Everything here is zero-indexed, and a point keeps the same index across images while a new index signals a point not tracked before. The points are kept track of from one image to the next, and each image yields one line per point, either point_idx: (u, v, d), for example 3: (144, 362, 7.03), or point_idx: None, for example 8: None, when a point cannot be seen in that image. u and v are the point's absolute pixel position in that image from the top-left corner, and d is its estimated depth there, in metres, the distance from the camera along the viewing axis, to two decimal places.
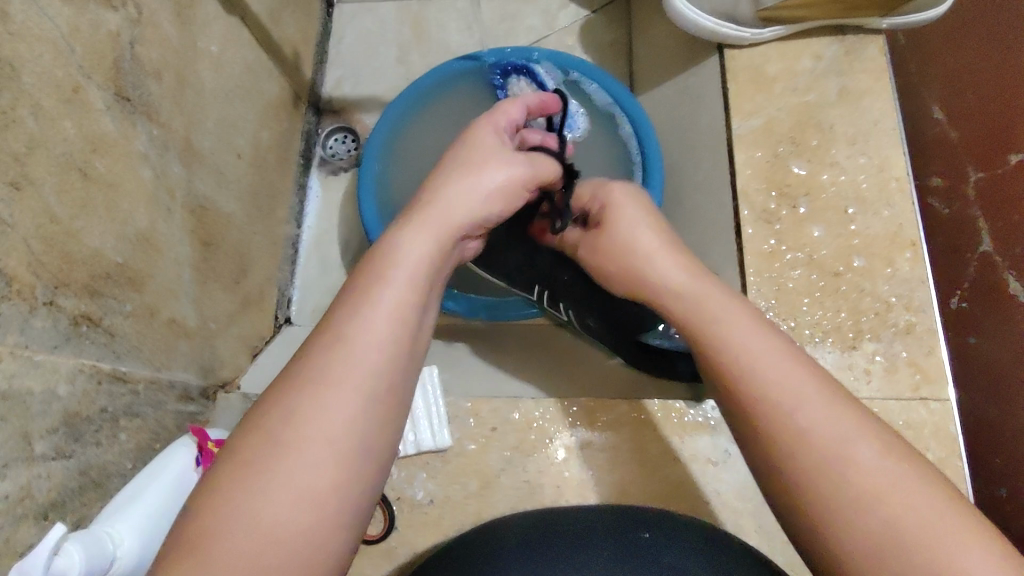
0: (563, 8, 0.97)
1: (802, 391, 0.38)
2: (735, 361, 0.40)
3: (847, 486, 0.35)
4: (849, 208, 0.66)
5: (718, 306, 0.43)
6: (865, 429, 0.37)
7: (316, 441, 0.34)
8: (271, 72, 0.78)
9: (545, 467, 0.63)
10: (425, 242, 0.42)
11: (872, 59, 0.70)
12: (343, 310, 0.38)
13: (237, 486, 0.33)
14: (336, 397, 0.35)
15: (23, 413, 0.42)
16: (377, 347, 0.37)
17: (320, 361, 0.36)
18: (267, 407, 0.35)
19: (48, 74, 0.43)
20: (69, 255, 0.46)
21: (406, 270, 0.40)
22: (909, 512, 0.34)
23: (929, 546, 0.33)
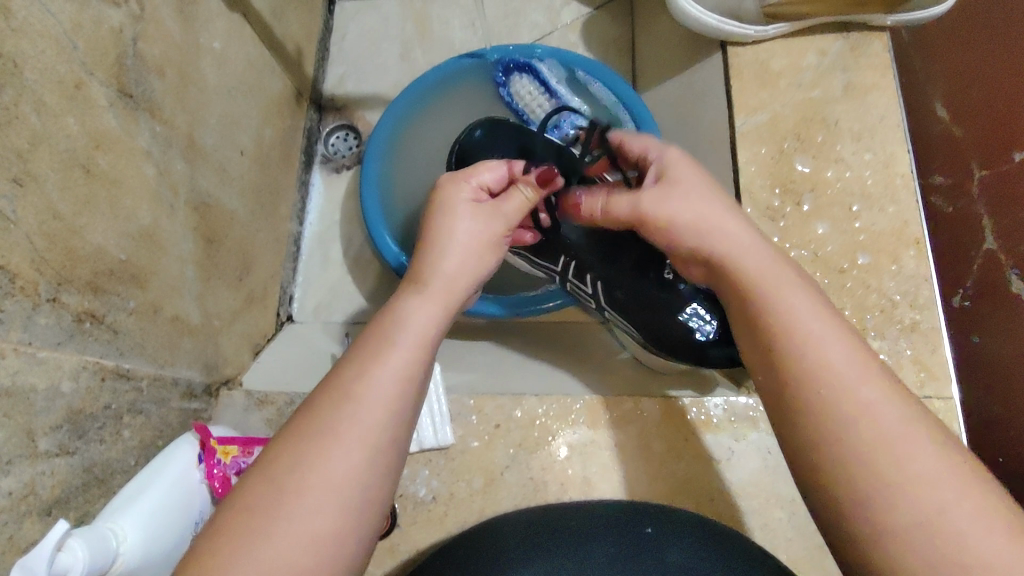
0: (566, 5, 0.97)
1: (865, 385, 0.39)
2: (795, 341, 0.41)
3: (902, 473, 0.36)
4: (854, 205, 0.66)
5: (783, 283, 0.44)
6: (916, 420, 0.38)
7: (326, 486, 0.37)
8: (273, 68, 0.78)
9: (548, 464, 0.63)
10: (428, 308, 0.45)
11: (877, 55, 0.69)
12: (355, 368, 0.41)
13: (252, 521, 0.35)
14: (346, 448, 0.38)
15: (27, 410, 0.42)
16: (383, 405, 0.40)
17: (337, 411, 0.39)
18: (279, 454, 0.38)
19: (50, 70, 0.43)
20: (73, 251, 0.46)
21: (411, 335, 0.43)
22: (954, 504, 0.35)
23: (966, 536, 0.35)
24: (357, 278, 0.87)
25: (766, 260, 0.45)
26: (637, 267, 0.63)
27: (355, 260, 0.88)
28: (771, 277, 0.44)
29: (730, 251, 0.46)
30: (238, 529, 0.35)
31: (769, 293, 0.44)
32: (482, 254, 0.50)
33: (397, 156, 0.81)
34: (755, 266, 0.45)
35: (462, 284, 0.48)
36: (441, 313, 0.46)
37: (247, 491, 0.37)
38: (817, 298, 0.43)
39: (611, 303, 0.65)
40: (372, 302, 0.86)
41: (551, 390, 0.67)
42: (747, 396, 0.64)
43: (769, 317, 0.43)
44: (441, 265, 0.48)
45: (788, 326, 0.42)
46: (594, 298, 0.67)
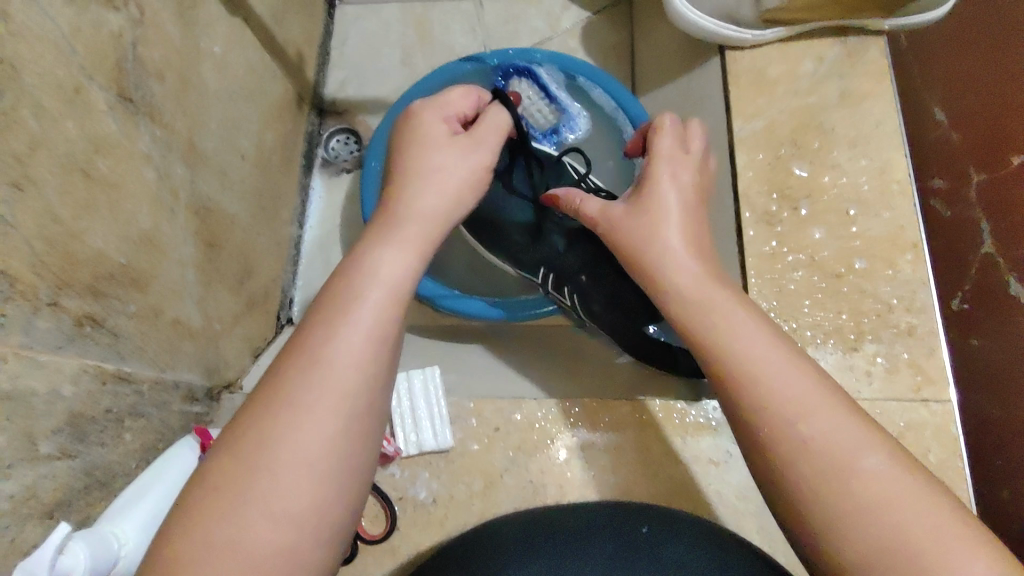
0: (565, 11, 0.98)
1: (818, 401, 0.40)
2: (742, 374, 0.41)
3: (855, 497, 0.37)
4: (851, 209, 0.66)
5: (726, 315, 0.44)
6: (872, 440, 0.38)
7: (296, 461, 0.36)
8: (274, 73, 0.78)
9: (547, 467, 0.63)
10: (396, 252, 0.44)
11: (874, 61, 0.70)
12: (324, 327, 0.39)
13: (218, 509, 0.34)
14: (316, 416, 0.37)
15: (27, 413, 0.42)
16: (354, 365, 0.38)
17: (303, 377, 0.38)
18: (246, 427, 0.37)
19: (49, 75, 0.44)
20: (72, 255, 0.46)
21: (379, 285, 0.41)
22: (914, 519, 0.36)
23: (926, 556, 0.35)
24: None
25: (709, 294, 0.45)
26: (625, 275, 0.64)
27: None
28: (713, 310, 0.44)
29: (677, 287, 0.47)
30: (207, 514, 0.34)
31: (712, 328, 0.44)
32: (458, 189, 0.49)
33: None
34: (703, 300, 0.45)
35: (436, 218, 0.47)
36: (413, 256, 0.44)
37: (216, 473, 0.36)
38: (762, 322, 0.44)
39: (586, 313, 0.67)
40: None
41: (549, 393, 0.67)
42: None
43: (718, 342, 0.43)
44: (413, 201, 0.47)
45: (731, 357, 0.42)
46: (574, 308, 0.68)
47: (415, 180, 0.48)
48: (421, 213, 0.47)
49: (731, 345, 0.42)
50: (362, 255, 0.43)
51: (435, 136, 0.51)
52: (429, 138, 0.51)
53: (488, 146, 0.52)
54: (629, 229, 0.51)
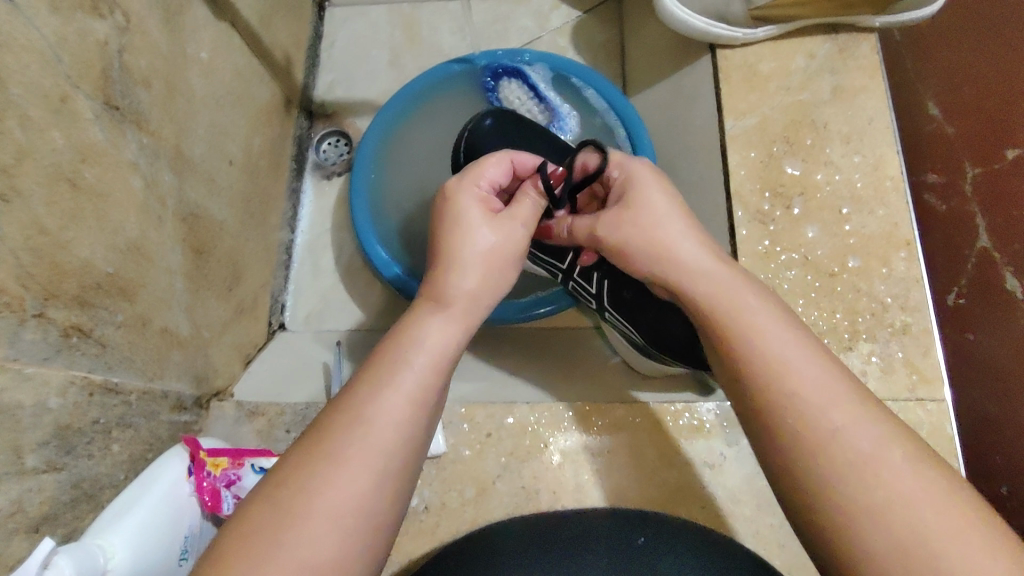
0: (555, 9, 0.97)
1: (828, 394, 0.39)
2: (768, 373, 0.41)
3: (888, 493, 0.36)
4: (844, 208, 0.66)
5: (744, 288, 0.44)
6: (885, 437, 0.38)
7: (328, 514, 0.36)
8: (262, 76, 0.77)
9: (541, 473, 0.63)
10: (444, 329, 0.43)
11: (865, 57, 0.69)
12: (368, 388, 0.40)
13: (244, 556, 0.35)
14: (356, 472, 0.37)
15: (14, 427, 0.41)
16: (395, 427, 0.39)
17: (346, 433, 0.38)
18: (280, 479, 0.37)
19: (35, 84, 0.43)
20: (58, 266, 0.45)
21: (426, 360, 0.42)
22: (933, 519, 0.35)
23: (944, 553, 0.34)
24: (349, 286, 0.87)
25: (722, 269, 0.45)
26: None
27: (346, 268, 0.87)
28: (743, 309, 0.43)
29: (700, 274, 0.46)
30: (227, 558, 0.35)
31: (733, 307, 0.44)
32: (500, 267, 0.47)
33: (388, 163, 0.81)
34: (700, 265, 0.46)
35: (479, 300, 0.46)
36: (458, 330, 0.44)
37: (247, 516, 0.36)
38: (782, 317, 0.43)
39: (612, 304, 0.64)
40: (366, 310, 0.85)
41: (543, 396, 0.67)
42: None
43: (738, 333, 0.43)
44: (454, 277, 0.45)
45: (767, 345, 0.41)
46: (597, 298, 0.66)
47: (460, 254, 0.46)
48: (468, 291, 0.45)
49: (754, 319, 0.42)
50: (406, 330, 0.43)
51: (482, 199, 0.49)
52: (474, 200, 0.49)
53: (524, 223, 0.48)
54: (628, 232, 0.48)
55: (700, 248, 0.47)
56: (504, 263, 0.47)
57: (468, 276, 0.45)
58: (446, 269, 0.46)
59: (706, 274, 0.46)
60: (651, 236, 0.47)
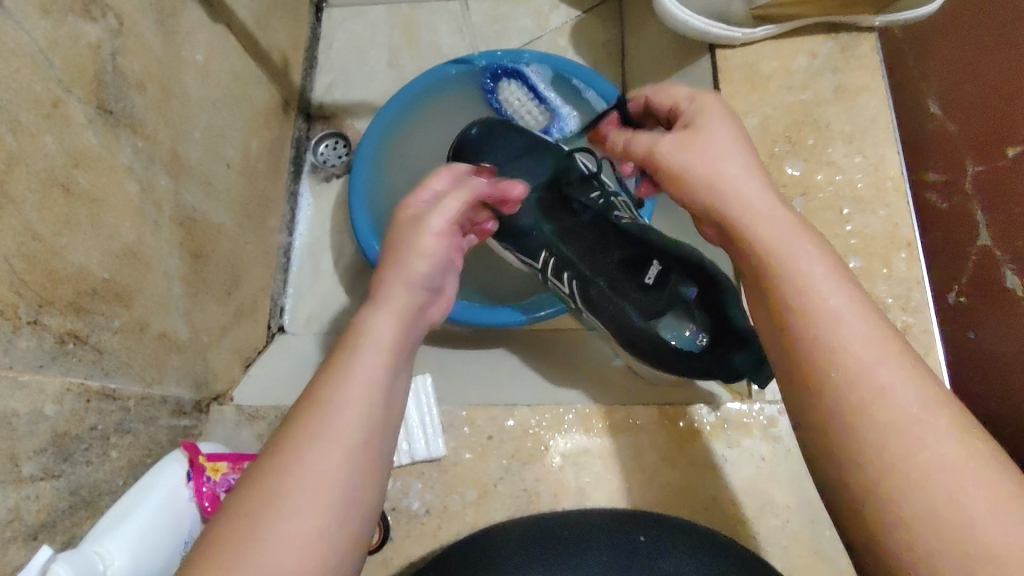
0: (555, 9, 0.97)
1: (874, 347, 0.36)
2: (811, 324, 0.37)
3: (928, 459, 0.33)
4: (845, 208, 0.66)
5: (793, 233, 0.40)
6: (933, 398, 0.35)
7: (303, 493, 0.35)
8: (260, 79, 0.77)
9: (542, 475, 0.63)
10: (391, 317, 0.44)
11: (866, 57, 0.69)
12: (321, 377, 0.40)
13: (231, 545, 0.34)
14: (322, 450, 0.37)
15: (9, 435, 0.41)
16: (351, 404, 0.39)
17: (305, 418, 0.38)
18: (254, 469, 0.37)
19: (26, 89, 0.43)
20: (53, 273, 0.45)
21: (377, 343, 0.42)
22: (975, 490, 0.32)
23: (982, 524, 0.31)
24: (348, 288, 0.86)
25: (780, 214, 0.41)
26: (620, 269, 0.62)
27: (346, 270, 0.87)
28: (788, 242, 0.40)
29: (750, 213, 0.42)
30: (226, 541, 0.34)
31: (780, 249, 0.40)
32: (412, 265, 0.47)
33: (389, 165, 0.81)
34: (758, 206, 0.42)
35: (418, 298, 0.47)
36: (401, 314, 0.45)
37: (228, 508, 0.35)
38: (825, 257, 0.39)
39: (585, 302, 0.65)
40: None
41: (544, 398, 0.66)
42: (739, 402, 0.63)
43: (777, 276, 0.39)
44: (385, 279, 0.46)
45: (805, 296, 0.38)
46: (570, 297, 0.67)
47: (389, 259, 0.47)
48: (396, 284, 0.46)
49: (799, 266, 0.39)
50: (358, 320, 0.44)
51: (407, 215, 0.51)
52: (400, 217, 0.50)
53: (437, 223, 0.49)
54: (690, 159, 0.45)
55: (753, 190, 0.43)
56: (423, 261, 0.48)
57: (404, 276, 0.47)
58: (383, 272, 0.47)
59: (763, 210, 0.42)
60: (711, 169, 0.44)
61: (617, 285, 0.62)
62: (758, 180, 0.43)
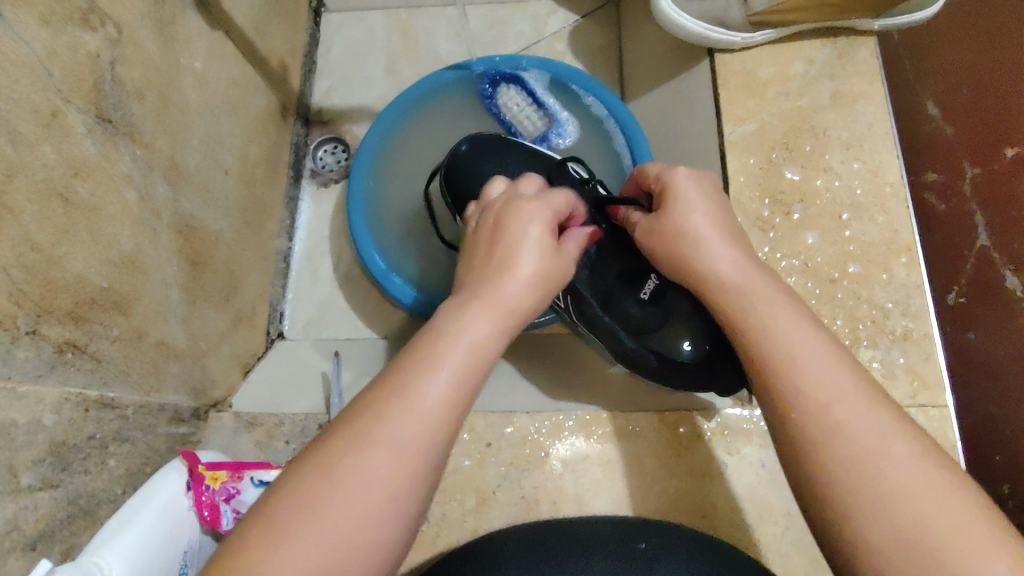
0: (553, 14, 0.97)
1: (841, 381, 0.42)
2: (786, 363, 0.43)
3: (893, 488, 0.38)
4: (843, 214, 0.66)
5: (760, 288, 0.47)
6: (897, 427, 0.40)
7: (363, 496, 0.35)
8: (258, 85, 0.77)
9: (541, 483, 0.63)
10: (484, 323, 0.41)
11: (864, 62, 0.69)
12: (408, 374, 0.39)
13: (277, 527, 0.34)
14: (390, 457, 0.36)
15: (8, 446, 0.41)
16: (434, 415, 0.38)
17: (386, 410, 0.37)
18: (322, 450, 0.36)
19: (25, 99, 0.43)
20: (52, 283, 0.45)
21: (464, 354, 0.40)
22: (935, 515, 0.37)
23: (945, 549, 0.36)
24: (347, 293, 0.86)
25: (741, 272, 0.48)
26: (618, 281, 0.62)
27: (345, 275, 0.87)
28: (752, 298, 0.46)
29: (722, 282, 0.48)
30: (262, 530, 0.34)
31: (752, 307, 0.46)
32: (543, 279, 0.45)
33: (387, 170, 0.81)
34: (728, 264, 0.48)
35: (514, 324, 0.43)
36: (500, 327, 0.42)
37: (292, 483, 0.36)
38: (797, 307, 0.46)
39: (581, 319, 0.64)
40: (365, 317, 0.85)
41: (543, 405, 0.67)
42: (738, 408, 0.64)
43: (752, 332, 0.45)
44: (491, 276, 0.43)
45: (774, 339, 0.44)
46: (566, 311, 0.65)
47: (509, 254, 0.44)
48: (510, 288, 0.43)
49: (767, 316, 0.45)
50: (450, 316, 0.42)
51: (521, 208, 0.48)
52: (519, 210, 0.47)
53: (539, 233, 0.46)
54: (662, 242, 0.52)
55: (726, 250, 0.49)
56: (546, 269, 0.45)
57: (518, 278, 0.44)
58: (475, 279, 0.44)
59: (742, 275, 0.47)
60: (680, 249, 0.50)
61: (613, 302, 0.62)
62: (731, 247, 0.49)
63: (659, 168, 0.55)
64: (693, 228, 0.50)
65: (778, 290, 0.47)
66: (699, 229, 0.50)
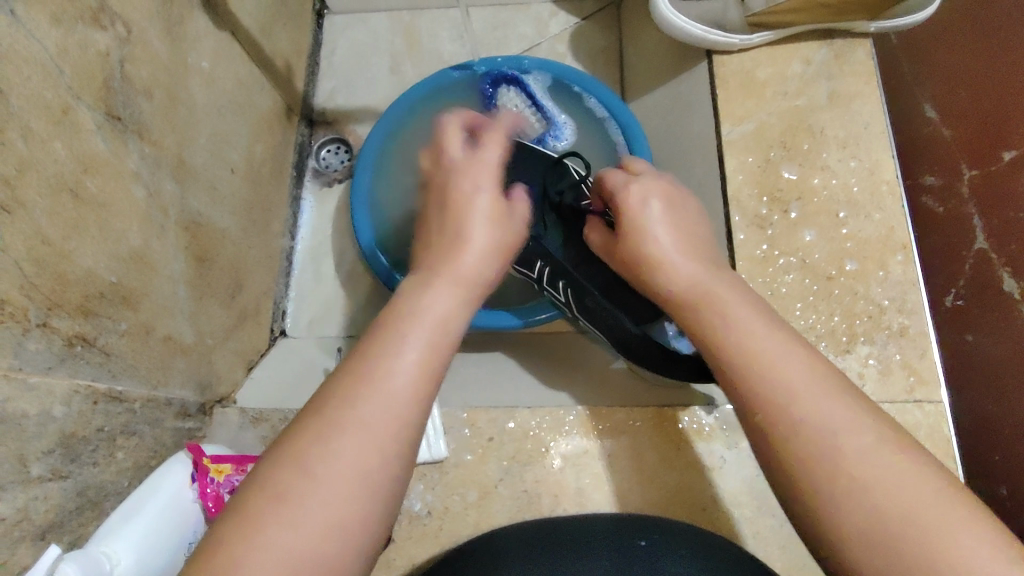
0: (554, 16, 0.98)
1: (803, 378, 0.42)
2: (743, 362, 0.43)
3: (850, 483, 0.38)
4: (840, 211, 0.67)
5: (717, 293, 0.47)
6: (855, 418, 0.40)
7: (345, 473, 0.37)
8: (263, 85, 0.78)
9: (542, 477, 0.63)
10: (446, 295, 0.45)
11: (861, 62, 0.70)
12: (381, 353, 0.41)
13: (267, 513, 0.35)
14: (369, 432, 0.38)
15: (19, 437, 0.42)
16: (409, 388, 0.40)
17: (360, 389, 0.39)
18: (295, 438, 0.38)
19: (37, 96, 0.44)
20: (63, 276, 0.46)
21: (433, 329, 0.43)
22: (896, 504, 0.37)
23: (910, 540, 0.36)
24: (351, 292, 0.87)
25: (699, 272, 0.49)
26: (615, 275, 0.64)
27: (348, 274, 0.88)
28: (712, 301, 0.47)
29: (676, 290, 0.49)
30: (240, 522, 0.35)
31: (710, 314, 0.46)
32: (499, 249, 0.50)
33: (387, 172, 0.81)
34: (682, 279, 0.49)
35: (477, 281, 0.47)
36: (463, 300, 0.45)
37: (269, 472, 0.37)
38: (755, 304, 0.46)
39: (583, 313, 0.65)
40: (368, 317, 0.86)
41: (543, 401, 0.67)
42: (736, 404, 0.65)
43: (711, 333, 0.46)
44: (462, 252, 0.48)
45: (731, 338, 0.45)
46: (567, 306, 0.67)
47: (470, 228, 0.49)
48: (471, 260, 0.48)
49: (720, 317, 0.46)
50: (414, 297, 0.44)
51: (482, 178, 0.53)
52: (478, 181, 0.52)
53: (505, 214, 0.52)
54: (633, 255, 0.53)
55: (687, 258, 0.50)
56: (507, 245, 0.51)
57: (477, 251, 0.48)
58: (452, 242, 0.49)
59: (701, 280, 0.48)
60: (647, 261, 0.52)
61: (611, 294, 0.64)
62: (691, 255, 0.50)
63: (620, 181, 0.56)
64: (653, 246, 0.51)
65: (739, 292, 0.48)
66: (656, 248, 0.51)
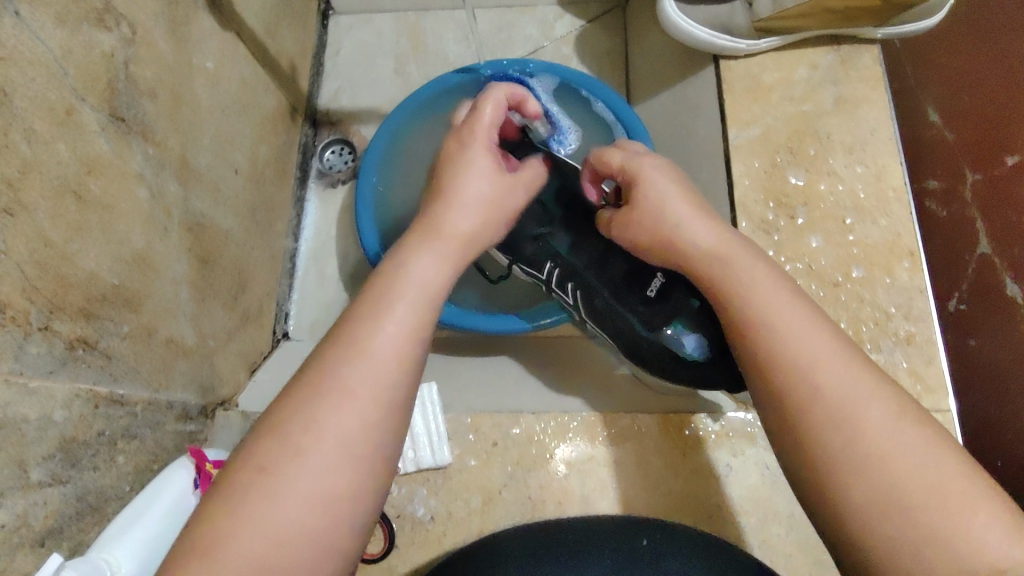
0: (559, 18, 0.97)
1: (830, 351, 0.42)
2: (768, 332, 0.43)
3: (865, 453, 0.38)
4: (848, 218, 0.66)
5: (742, 261, 0.47)
6: (875, 389, 0.40)
7: (333, 446, 0.38)
8: (267, 85, 0.78)
9: (546, 482, 0.63)
10: (430, 261, 0.46)
11: (868, 68, 0.70)
12: (361, 320, 0.42)
13: (259, 489, 0.36)
14: (355, 405, 0.39)
15: (19, 441, 0.41)
16: (391, 355, 0.41)
17: (344, 362, 0.40)
18: (285, 414, 0.39)
19: (40, 97, 0.43)
20: (64, 279, 0.45)
21: (415, 291, 0.44)
22: (912, 475, 0.37)
23: (924, 509, 0.37)
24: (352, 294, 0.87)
25: (723, 241, 0.48)
26: (624, 282, 0.62)
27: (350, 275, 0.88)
28: (734, 270, 0.47)
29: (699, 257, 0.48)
30: (242, 493, 0.36)
31: (730, 285, 0.46)
32: (486, 218, 0.51)
33: (392, 168, 0.81)
34: (707, 239, 0.48)
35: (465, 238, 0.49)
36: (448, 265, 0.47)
37: (264, 444, 0.38)
38: (777, 276, 0.46)
39: (590, 313, 0.64)
40: None
41: (548, 406, 0.67)
42: (742, 411, 0.64)
43: (733, 298, 0.46)
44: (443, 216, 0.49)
45: (755, 310, 0.44)
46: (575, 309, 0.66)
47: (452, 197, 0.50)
48: (454, 224, 0.49)
49: (746, 287, 0.46)
50: (398, 262, 0.46)
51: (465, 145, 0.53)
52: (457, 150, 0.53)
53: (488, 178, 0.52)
54: (646, 222, 0.51)
55: (706, 222, 0.49)
56: (491, 216, 0.52)
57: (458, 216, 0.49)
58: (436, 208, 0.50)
59: (734, 249, 0.48)
60: (663, 227, 0.50)
61: (620, 297, 0.62)
62: (712, 223, 0.50)
63: (621, 158, 0.55)
64: (670, 207, 0.50)
65: (766, 263, 0.47)
66: (675, 208, 0.50)
